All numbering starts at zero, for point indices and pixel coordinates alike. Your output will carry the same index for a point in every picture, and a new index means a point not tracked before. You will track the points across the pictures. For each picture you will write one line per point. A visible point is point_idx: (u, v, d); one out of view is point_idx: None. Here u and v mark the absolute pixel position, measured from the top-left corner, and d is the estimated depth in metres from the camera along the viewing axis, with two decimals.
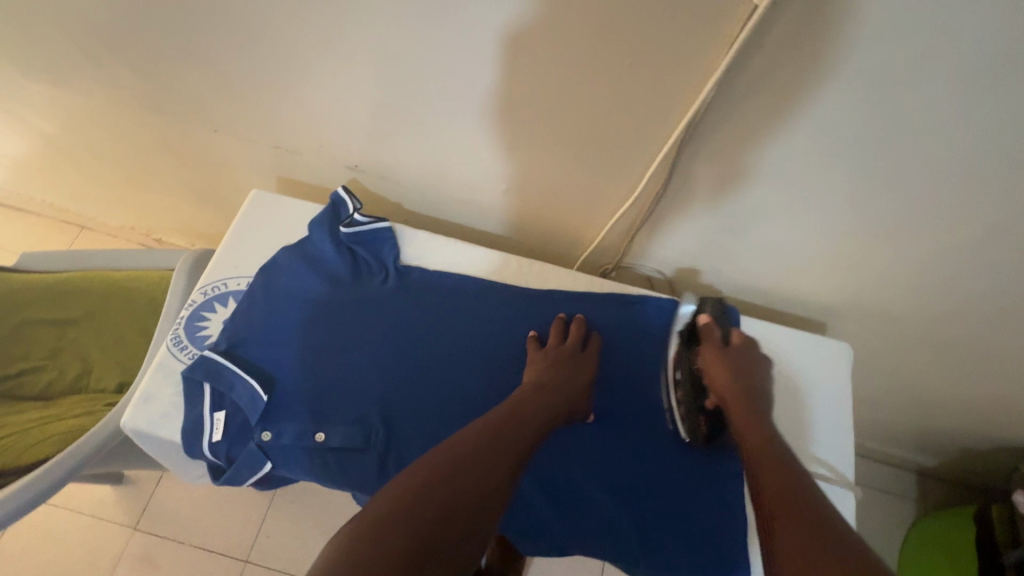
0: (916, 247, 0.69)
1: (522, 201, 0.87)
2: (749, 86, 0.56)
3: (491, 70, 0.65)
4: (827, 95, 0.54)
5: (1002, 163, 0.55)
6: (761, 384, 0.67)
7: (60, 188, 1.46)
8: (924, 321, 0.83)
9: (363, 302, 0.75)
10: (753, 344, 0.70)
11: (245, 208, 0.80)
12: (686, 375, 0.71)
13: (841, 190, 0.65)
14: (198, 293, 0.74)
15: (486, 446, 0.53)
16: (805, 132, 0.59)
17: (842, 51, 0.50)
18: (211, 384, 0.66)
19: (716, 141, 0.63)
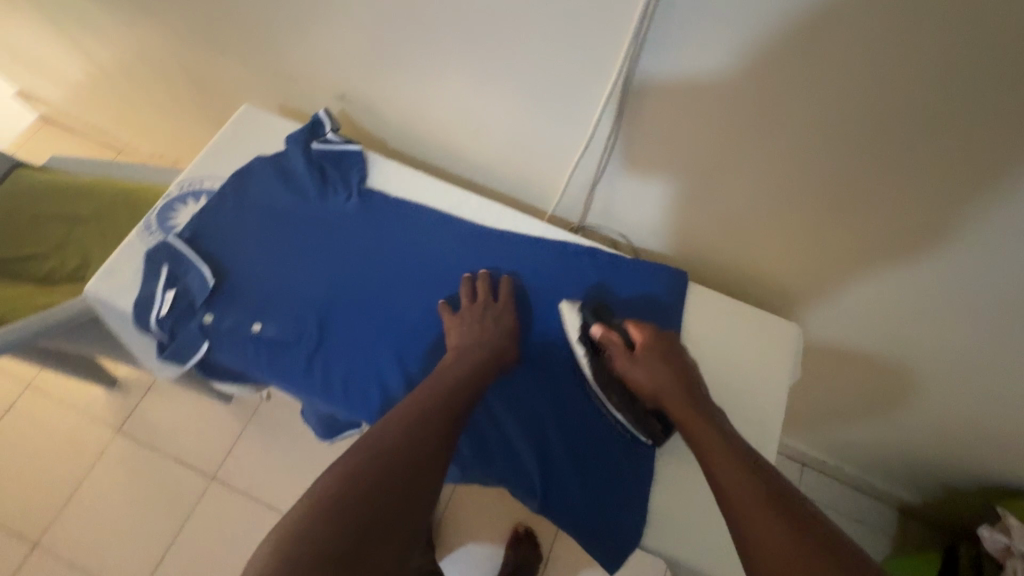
0: (864, 215, 0.69)
1: (495, 146, 0.89)
2: (685, 11, 0.58)
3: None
4: (757, 22, 0.56)
5: (934, 110, 0.54)
6: (681, 367, 0.66)
7: (100, 110, 1.58)
8: (887, 313, 0.80)
9: (324, 216, 0.79)
10: (654, 330, 0.69)
11: (235, 119, 0.85)
12: (607, 386, 0.69)
13: (784, 139, 0.65)
14: (175, 186, 0.79)
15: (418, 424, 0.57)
16: (741, 64, 0.60)
17: None
18: (171, 266, 0.72)
19: (662, 73, 0.65)
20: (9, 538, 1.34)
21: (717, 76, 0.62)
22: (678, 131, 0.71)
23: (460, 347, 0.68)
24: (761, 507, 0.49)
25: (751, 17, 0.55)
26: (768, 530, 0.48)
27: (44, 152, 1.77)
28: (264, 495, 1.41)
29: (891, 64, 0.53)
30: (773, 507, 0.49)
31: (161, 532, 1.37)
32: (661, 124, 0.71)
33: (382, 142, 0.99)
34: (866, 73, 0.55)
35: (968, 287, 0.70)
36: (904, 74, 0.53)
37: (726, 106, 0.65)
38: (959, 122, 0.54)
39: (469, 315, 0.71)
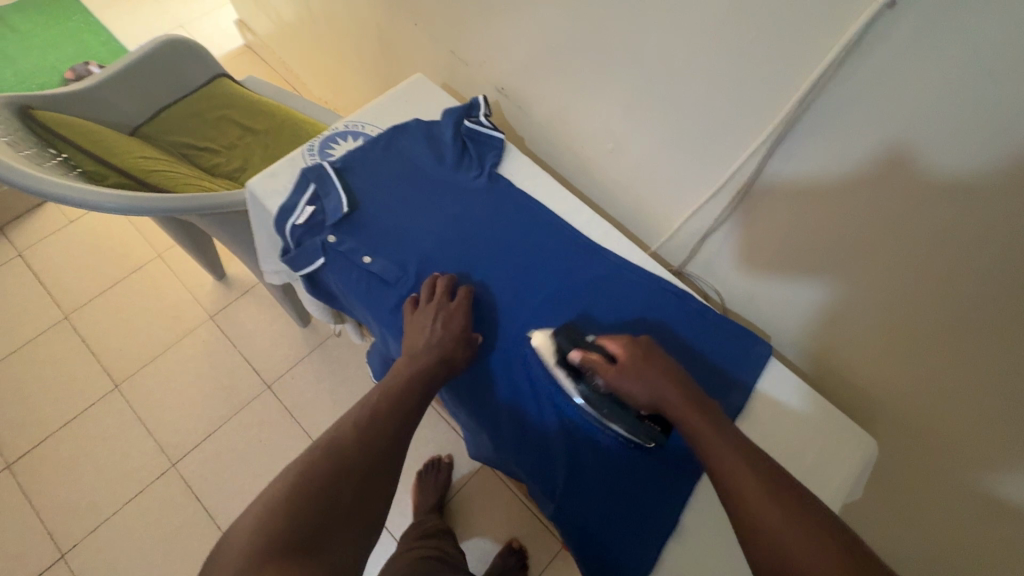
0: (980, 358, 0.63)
1: (622, 170, 0.92)
2: (849, 98, 0.59)
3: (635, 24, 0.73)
4: (918, 130, 0.55)
5: None
6: (670, 369, 0.64)
7: (295, 50, 1.82)
8: (978, 470, 0.72)
9: (452, 184, 0.86)
10: (630, 339, 0.67)
11: (407, 83, 0.96)
12: (600, 405, 0.66)
13: (912, 251, 0.63)
14: (342, 123, 0.91)
15: (350, 452, 0.58)
16: (889, 164, 0.60)
17: (940, 83, 0.51)
18: (316, 185, 0.82)
19: (807, 150, 0.66)
20: (100, 372, 1.55)
21: (864, 168, 0.62)
22: (807, 208, 0.70)
23: (411, 353, 0.72)
24: (772, 516, 0.50)
25: (915, 119, 0.55)
26: (800, 546, 0.47)
27: (240, 70, 2.07)
28: (303, 416, 1.52)
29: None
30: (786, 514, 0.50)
31: (211, 415, 1.52)
32: (790, 196, 0.71)
33: (520, 138, 1.07)
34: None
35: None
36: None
37: (866, 199, 0.64)
38: None
39: (423, 320, 0.73)
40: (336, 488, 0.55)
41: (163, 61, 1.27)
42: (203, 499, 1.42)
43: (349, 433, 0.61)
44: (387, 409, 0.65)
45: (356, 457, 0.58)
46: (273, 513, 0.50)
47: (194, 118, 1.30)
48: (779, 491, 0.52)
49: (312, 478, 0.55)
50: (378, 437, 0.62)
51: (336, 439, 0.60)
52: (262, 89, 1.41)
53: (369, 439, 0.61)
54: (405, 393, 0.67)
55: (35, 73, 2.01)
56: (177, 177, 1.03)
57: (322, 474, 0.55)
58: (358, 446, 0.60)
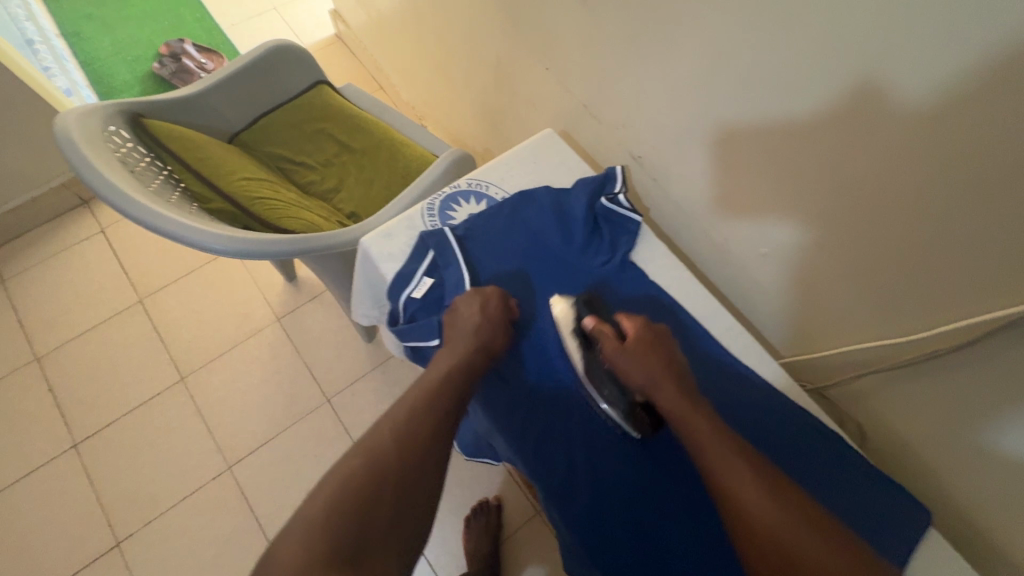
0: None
1: (771, 272, 0.83)
2: None
3: (836, 142, 0.63)
4: None
5: None
6: (672, 358, 0.67)
7: (389, 52, 1.76)
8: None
9: (580, 268, 0.78)
10: (644, 320, 0.71)
11: (537, 138, 0.88)
12: (599, 378, 0.70)
13: None
14: (464, 182, 0.83)
15: (394, 456, 0.58)
16: None
17: None
18: (436, 254, 0.76)
19: None
20: (168, 362, 1.56)
21: None
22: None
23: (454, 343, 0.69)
24: (710, 429, 0.60)
25: None
26: (815, 558, 0.51)
27: (330, 62, 2.02)
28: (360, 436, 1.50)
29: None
30: (721, 431, 0.60)
31: (269, 421, 1.51)
32: (998, 376, 0.60)
33: (643, 207, 0.98)
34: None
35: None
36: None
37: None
38: None
39: (461, 307, 0.71)
40: (378, 497, 0.55)
41: (271, 67, 1.23)
42: (254, 507, 1.41)
43: (395, 433, 0.60)
44: (431, 402, 0.64)
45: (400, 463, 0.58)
46: (324, 516, 0.52)
47: (293, 130, 1.26)
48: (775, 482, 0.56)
49: (351, 487, 0.55)
50: (422, 440, 0.60)
51: (378, 435, 0.60)
52: (364, 101, 1.35)
53: (410, 435, 0.60)
54: (449, 386, 0.66)
55: (132, 44, 2.01)
56: (280, 207, 0.98)
57: (365, 480, 0.56)
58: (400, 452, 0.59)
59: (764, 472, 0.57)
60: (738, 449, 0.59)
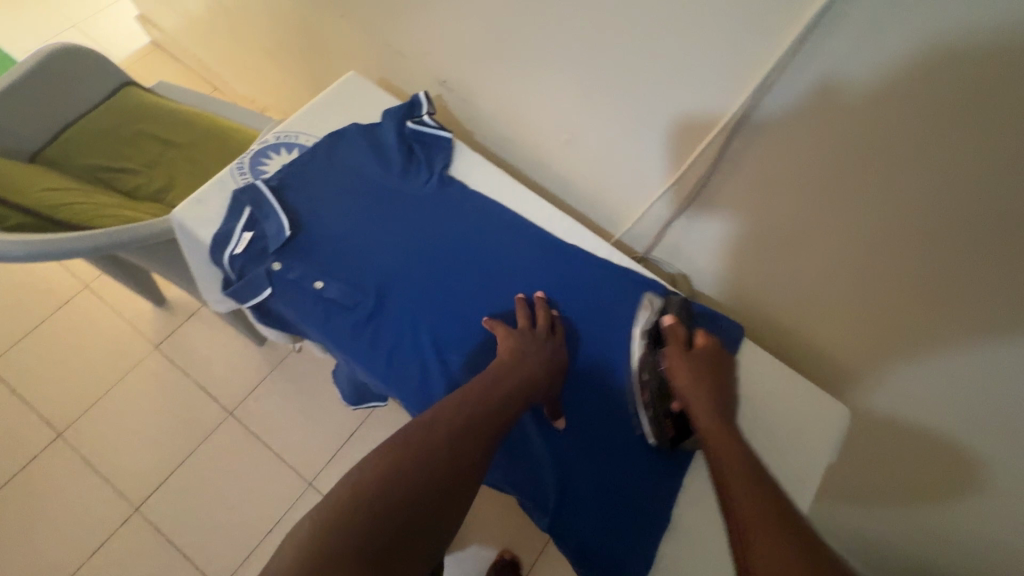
0: (955, 336, 0.62)
1: (578, 158, 0.88)
2: (803, 85, 0.57)
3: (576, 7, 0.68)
4: (874, 116, 0.54)
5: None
6: (723, 388, 0.66)
7: (210, 47, 1.66)
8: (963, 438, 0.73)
9: (403, 192, 0.80)
10: (717, 342, 0.70)
11: (340, 83, 0.89)
12: (648, 378, 0.69)
13: (868, 234, 0.62)
14: (272, 135, 0.83)
15: (442, 457, 0.54)
16: (842, 153, 0.59)
17: (890, 70, 0.50)
18: (252, 209, 0.75)
19: (762, 143, 0.64)
20: (39, 421, 1.42)
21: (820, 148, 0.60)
22: (778, 200, 0.67)
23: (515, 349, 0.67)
24: (739, 456, 0.56)
25: (869, 104, 0.54)
26: None
27: (153, 72, 1.87)
28: (272, 439, 1.45)
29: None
30: (748, 462, 0.55)
31: (171, 451, 1.42)
32: (752, 185, 0.69)
33: (468, 133, 1.01)
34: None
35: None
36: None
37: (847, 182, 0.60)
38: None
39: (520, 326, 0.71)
40: (427, 485, 0.52)
41: (59, 74, 1.13)
42: (174, 541, 1.34)
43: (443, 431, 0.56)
44: (493, 409, 0.61)
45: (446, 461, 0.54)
46: (374, 503, 0.49)
47: (105, 136, 1.17)
48: (792, 517, 0.47)
49: (391, 484, 0.51)
50: (479, 444, 0.57)
51: (420, 428, 0.56)
52: (181, 96, 1.28)
53: (469, 440, 0.57)
54: (500, 399, 0.62)
55: None
56: (93, 209, 0.93)
57: (412, 480, 0.52)
58: (440, 448, 0.55)
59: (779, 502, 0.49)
60: (768, 490, 0.51)
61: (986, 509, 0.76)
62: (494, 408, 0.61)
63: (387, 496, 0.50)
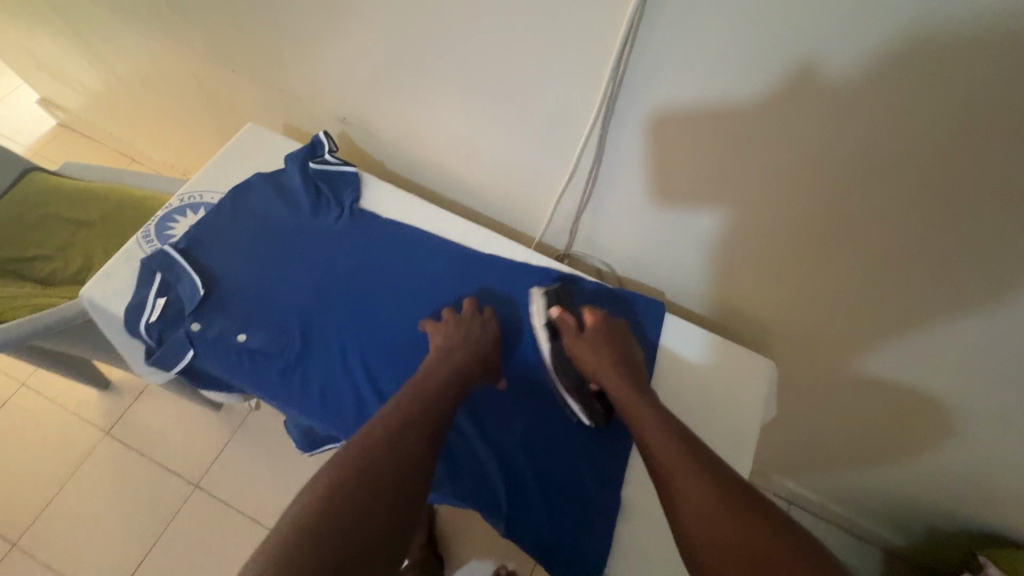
0: (845, 268, 0.68)
1: (483, 172, 0.90)
2: (652, 76, 0.61)
3: (441, 32, 0.72)
4: (716, 92, 0.58)
5: (882, 170, 0.56)
6: (627, 353, 0.71)
7: (117, 120, 1.64)
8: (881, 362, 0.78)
9: (316, 233, 0.81)
10: (604, 313, 0.75)
11: (239, 137, 0.89)
12: (560, 367, 0.74)
13: (748, 196, 0.67)
14: (175, 199, 0.82)
15: (386, 463, 0.54)
16: (702, 129, 0.63)
17: (716, 52, 0.55)
18: (163, 274, 0.74)
19: (634, 131, 0.68)
20: None
21: (681, 126, 0.64)
22: (664, 180, 0.72)
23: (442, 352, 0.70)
24: (648, 406, 0.63)
25: (710, 83, 0.58)
26: (719, 518, 0.50)
27: (65, 153, 1.82)
28: (245, 502, 1.41)
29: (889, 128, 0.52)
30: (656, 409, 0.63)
31: (139, 536, 1.36)
32: (637, 172, 0.73)
33: (378, 163, 1.02)
34: (879, 139, 0.53)
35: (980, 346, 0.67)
36: (911, 142, 0.52)
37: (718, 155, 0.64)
38: (890, 182, 0.56)
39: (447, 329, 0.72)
40: (379, 495, 0.52)
41: None
42: None
43: (379, 437, 0.56)
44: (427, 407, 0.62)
45: (390, 465, 0.54)
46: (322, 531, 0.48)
47: (11, 227, 1.13)
48: (696, 446, 0.58)
49: (341, 496, 0.50)
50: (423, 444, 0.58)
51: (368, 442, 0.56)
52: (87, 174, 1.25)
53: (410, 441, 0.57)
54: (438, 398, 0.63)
55: None
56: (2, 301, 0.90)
57: (361, 495, 0.51)
58: (384, 459, 0.54)
59: (696, 452, 0.57)
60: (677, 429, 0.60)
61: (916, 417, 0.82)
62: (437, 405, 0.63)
63: (340, 518, 0.49)
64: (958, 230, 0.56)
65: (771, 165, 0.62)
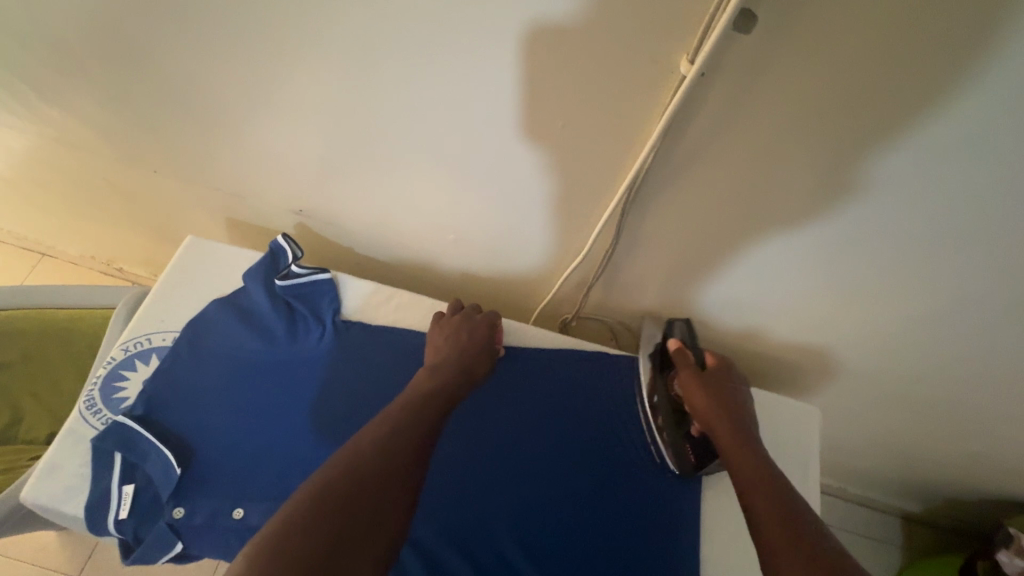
0: (892, 309, 0.64)
1: (472, 251, 0.81)
2: (687, 156, 0.53)
3: (421, 119, 0.61)
4: (759, 165, 0.52)
5: (946, 225, 0.51)
6: (738, 404, 0.66)
7: (13, 218, 1.40)
8: (921, 385, 0.76)
9: (300, 360, 0.70)
10: (727, 363, 0.71)
11: (180, 256, 0.75)
12: (662, 404, 0.70)
13: (785, 254, 0.61)
14: (118, 350, 0.69)
15: (385, 453, 0.48)
16: (739, 200, 0.56)
17: (764, 128, 0.48)
18: (122, 455, 0.61)
19: (659, 206, 0.60)
20: None
21: (714, 198, 0.57)
22: (688, 247, 0.65)
23: (432, 363, 0.65)
24: (753, 463, 0.57)
25: (754, 157, 0.51)
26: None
27: None
28: None
29: (961, 187, 0.47)
30: (764, 468, 0.57)
31: None
32: (659, 241, 0.66)
33: (345, 250, 0.91)
34: (947, 199, 0.49)
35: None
36: (982, 201, 0.48)
37: (753, 222, 0.58)
38: (953, 234, 0.52)
39: (446, 328, 0.71)
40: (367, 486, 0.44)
41: None
42: None
43: (378, 432, 0.50)
44: (429, 415, 0.55)
45: (382, 463, 0.47)
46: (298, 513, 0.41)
47: None
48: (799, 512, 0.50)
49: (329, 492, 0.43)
50: (421, 439, 0.51)
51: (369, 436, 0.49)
52: None
53: (412, 433, 0.51)
54: (440, 398, 0.59)
55: None
56: None
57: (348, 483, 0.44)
58: (382, 449, 0.48)
59: (801, 517, 0.49)
60: (781, 493, 0.53)
61: (954, 424, 0.81)
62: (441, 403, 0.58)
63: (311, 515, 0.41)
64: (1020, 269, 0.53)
65: (815, 229, 0.57)
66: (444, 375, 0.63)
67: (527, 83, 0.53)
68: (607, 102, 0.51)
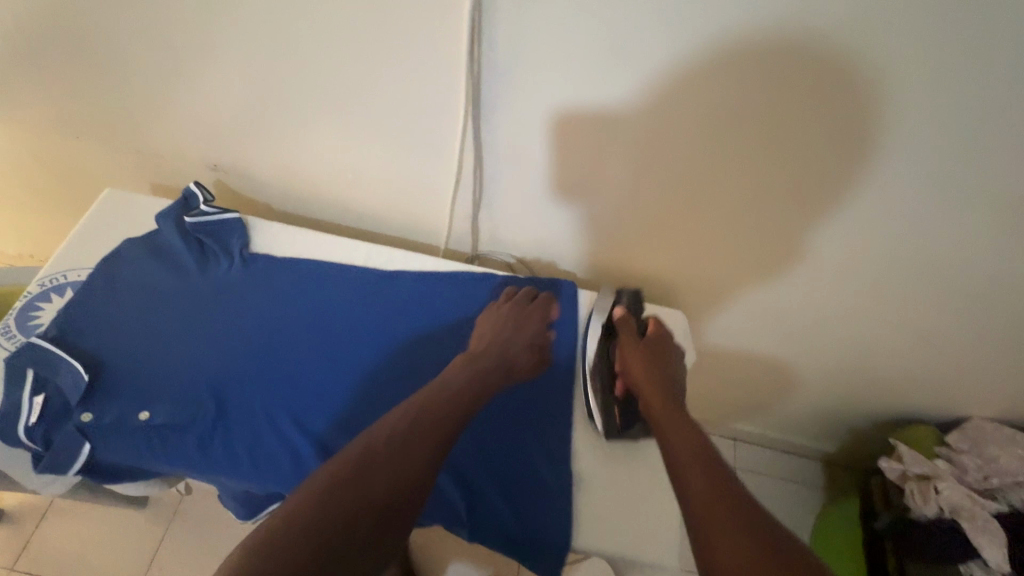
0: (723, 211, 0.72)
1: (373, 192, 0.89)
2: (506, 65, 0.62)
3: (287, 54, 0.69)
4: (564, 68, 0.60)
5: (724, 112, 0.60)
6: (669, 372, 0.69)
7: None
8: (774, 293, 0.84)
9: (210, 289, 0.77)
10: (665, 332, 0.75)
11: (98, 205, 0.82)
12: (600, 370, 0.73)
13: (621, 162, 0.70)
14: (34, 285, 0.74)
15: (365, 485, 0.50)
16: (564, 106, 0.65)
17: (554, 30, 0.57)
18: (36, 369, 0.66)
19: (505, 122, 0.69)
20: None
21: (544, 108, 0.66)
22: (543, 164, 0.73)
23: (470, 355, 0.70)
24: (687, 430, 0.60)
25: (559, 60, 0.60)
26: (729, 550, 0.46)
27: None
28: None
29: (720, 73, 0.56)
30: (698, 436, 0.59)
31: None
32: (518, 160, 0.74)
33: (263, 205, 0.98)
34: (716, 88, 0.57)
35: (847, 258, 0.73)
36: (742, 84, 0.56)
37: (586, 130, 0.67)
38: (735, 123, 0.60)
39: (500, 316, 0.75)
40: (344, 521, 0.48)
41: None
42: None
43: (355, 459, 0.53)
44: (419, 426, 0.58)
45: (366, 491, 0.50)
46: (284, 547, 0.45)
47: None
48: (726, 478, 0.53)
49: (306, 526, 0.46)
50: (410, 460, 0.54)
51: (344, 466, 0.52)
52: None
53: (401, 455, 0.54)
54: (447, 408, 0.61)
55: None
56: None
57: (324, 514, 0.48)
58: (356, 476, 0.51)
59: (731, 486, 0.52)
60: (711, 461, 0.55)
61: (815, 332, 0.90)
62: (436, 411, 0.60)
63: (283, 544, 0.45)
64: (800, 152, 0.61)
65: (635, 132, 0.65)
66: (474, 377, 0.67)
67: (370, 13, 0.61)
68: (430, 21, 0.60)
